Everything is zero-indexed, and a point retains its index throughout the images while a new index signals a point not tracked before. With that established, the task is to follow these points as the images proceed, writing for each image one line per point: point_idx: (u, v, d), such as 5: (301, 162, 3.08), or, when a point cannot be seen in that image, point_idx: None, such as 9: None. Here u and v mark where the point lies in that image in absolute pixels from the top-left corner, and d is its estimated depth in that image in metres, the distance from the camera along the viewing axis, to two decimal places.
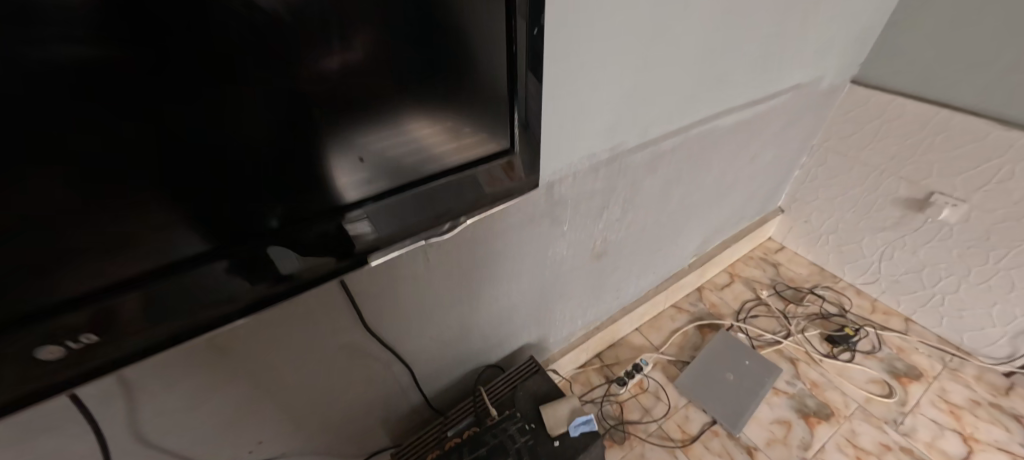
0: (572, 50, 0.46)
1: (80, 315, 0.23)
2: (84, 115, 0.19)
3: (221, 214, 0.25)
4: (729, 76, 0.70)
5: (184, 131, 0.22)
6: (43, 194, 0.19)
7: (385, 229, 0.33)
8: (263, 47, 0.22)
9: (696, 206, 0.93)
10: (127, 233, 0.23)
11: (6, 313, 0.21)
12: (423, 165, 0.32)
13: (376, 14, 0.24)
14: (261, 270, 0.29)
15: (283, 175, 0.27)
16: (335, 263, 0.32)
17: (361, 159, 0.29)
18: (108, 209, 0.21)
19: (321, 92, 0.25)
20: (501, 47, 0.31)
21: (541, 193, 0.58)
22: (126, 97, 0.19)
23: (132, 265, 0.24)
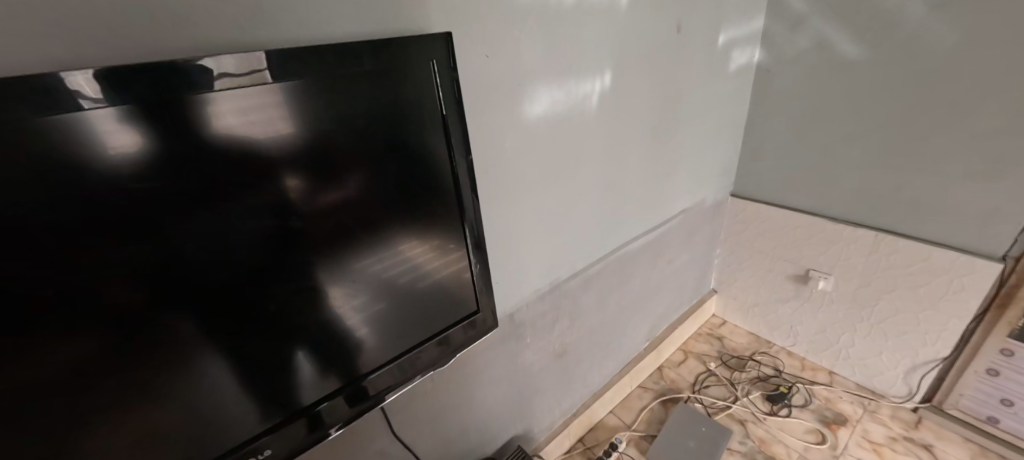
0: (505, 240, 0.79)
1: (248, 376, 0.47)
2: (270, 282, 0.46)
3: (315, 324, 0.51)
4: (624, 222, 1.04)
5: (304, 287, 0.49)
6: (249, 314, 0.45)
7: (394, 378, 0.61)
8: (339, 236, 0.50)
9: (634, 305, 1.21)
10: (277, 331, 0.48)
11: (222, 373, 0.46)
12: (415, 335, 0.63)
13: (386, 207, 0.53)
14: (340, 409, 0.56)
15: (344, 346, 0.55)
16: (365, 402, 0.59)
17: (381, 340, 0.58)
18: (271, 322, 0.47)
19: (361, 250, 0.52)
20: (456, 225, 0.63)
21: (505, 322, 0.87)
22: (284, 272, 0.47)
23: (275, 349, 0.49)
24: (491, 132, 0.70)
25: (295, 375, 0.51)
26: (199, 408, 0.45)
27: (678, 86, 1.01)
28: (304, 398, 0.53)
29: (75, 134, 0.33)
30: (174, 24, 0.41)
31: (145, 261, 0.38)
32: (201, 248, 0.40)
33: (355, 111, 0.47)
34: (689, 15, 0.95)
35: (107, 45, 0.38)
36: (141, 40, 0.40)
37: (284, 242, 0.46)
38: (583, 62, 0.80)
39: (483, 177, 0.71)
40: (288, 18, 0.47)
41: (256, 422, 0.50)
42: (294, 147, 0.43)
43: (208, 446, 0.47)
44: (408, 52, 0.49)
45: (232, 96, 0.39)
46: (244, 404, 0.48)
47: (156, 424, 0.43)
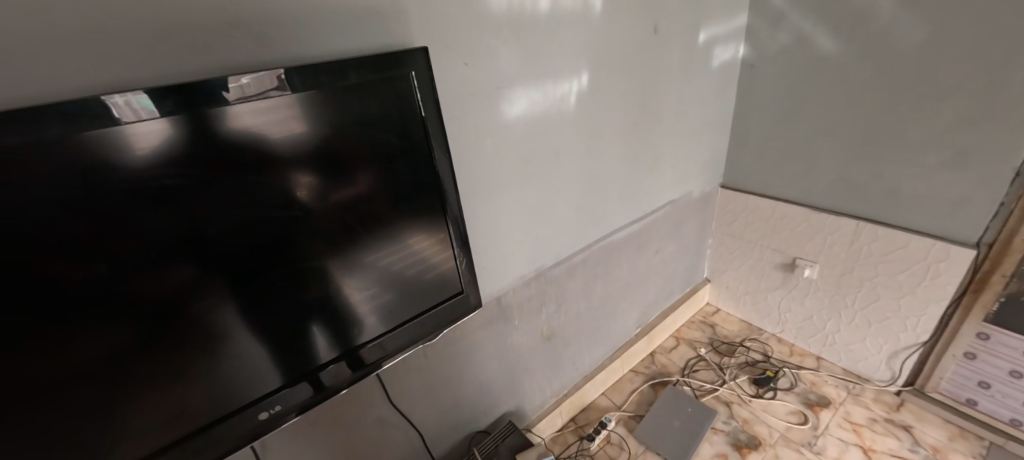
0: (490, 229, 0.88)
1: (262, 343, 0.58)
2: (282, 263, 0.56)
3: (319, 300, 0.61)
4: (608, 213, 1.12)
5: (309, 269, 0.59)
6: (266, 288, 0.56)
7: (390, 349, 0.71)
8: (337, 226, 0.60)
9: (622, 292, 1.28)
10: (288, 304, 0.59)
11: (242, 338, 0.56)
12: (408, 310, 0.73)
13: (379, 201, 0.63)
14: (343, 373, 0.66)
15: (346, 316, 0.65)
16: (366, 367, 0.69)
17: (376, 315, 0.68)
18: (283, 295, 0.58)
19: (358, 238, 0.62)
20: (441, 217, 0.72)
21: (492, 304, 0.95)
22: (292, 255, 0.57)
23: (286, 320, 0.59)
24: (471, 131, 0.78)
25: (303, 342, 0.62)
26: (222, 368, 0.55)
27: (656, 85, 1.07)
28: (314, 362, 0.64)
29: (123, 141, 0.42)
30: (192, 50, 0.50)
31: (175, 244, 0.48)
32: (222, 233, 0.50)
33: (345, 116, 0.56)
34: (665, 17, 1.01)
35: (140, 70, 0.48)
36: (167, 64, 0.49)
37: (291, 229, 0.56)
38: (560, 64, 0.87)
39: (464, 172, 0.80)
40: (286, 41, 0.56)
41: (269, 383, 0.60)
42: (292, 150, 0.53)
43: (237, 399, 0.58)
44: (389, 66, 0.57)
45: (250, 108, 0.49)
46: (264, 366, 0.59)
47: (188, 381, 0.53)
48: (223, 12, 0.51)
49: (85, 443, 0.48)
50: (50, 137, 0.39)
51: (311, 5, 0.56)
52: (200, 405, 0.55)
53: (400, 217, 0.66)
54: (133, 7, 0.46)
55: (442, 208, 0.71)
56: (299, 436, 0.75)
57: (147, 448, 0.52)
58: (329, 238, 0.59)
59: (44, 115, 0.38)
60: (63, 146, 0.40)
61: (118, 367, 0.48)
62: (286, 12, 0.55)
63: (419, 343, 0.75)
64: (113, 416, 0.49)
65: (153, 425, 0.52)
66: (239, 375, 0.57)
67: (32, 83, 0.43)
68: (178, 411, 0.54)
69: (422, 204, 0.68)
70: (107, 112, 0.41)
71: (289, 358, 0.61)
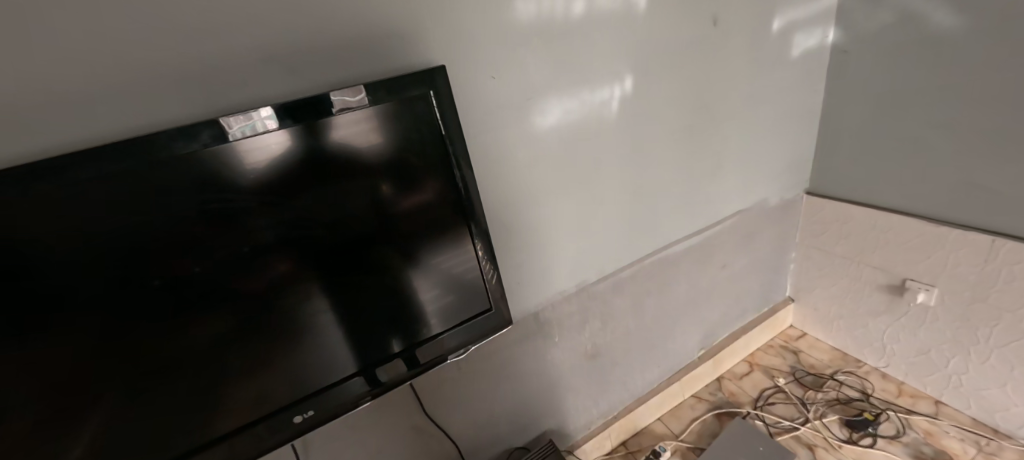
0: (522, 242, 0.85)
1: (312, 348, 0.61)
2: (320, 277, 0.59)
3: (366, 308, 0.64)
4: (660, 223, 1.03)
5: (348, 282, 0.61)
6: (301, 302, 0.59)
7: (457, 341, 0.73)
8: (366, 242, 0.61)
9: (682, 311, 1.16)
10: (324, 316, 0.61)
11: (320, 329, 0.61)
12: (461, 312, 0.73)
13: (421, 211, 0.64)
14: (411, 364, 0.70)
15: (408, 313, 0.68)
16: (430, 360, 0.71)
17: (438, 312, 0.71)
18: (325, 307, 0.61)
19: (392, 251, 0.64)
20: (466, 232, 0.70)
21: (530, 319, 0.93)
22: (325, 270, 0.59)
23: (339, 326, 0.63)
24: (500, 144, 0.77)
25: (376, 336, 0.66)
26: (306, 356, 0.61)
27: (718, 82, 0.96)
28: (375, 357, 0.67)
29: (161, 171, 0.46)
30: (232, 86, 0.55)
31: (215, 261, 0.51)
32: (254, 249, 0.53)
33: (368, 139, 0.57)
34: (727, 6, 0.90)
35: (189, 106, 0.53)
36: (207, 102, 0.54)
37: (319, 249, 0.58)
38: (598, 70, 0.82)
39: (493, 187, 0.78)
40: (316, 70, 0.59)
41: (341, 372, 0.64)
42: (316, 171, 0.55)
43: (319, 380, 0.63)
44: (407, 87, 0.58)
45: (347, 118, 0.55)
46: (344, 352, 0.64)
47: (276, 369, 0.60)
48: (255, 49, 0.55)
49: (185, 427, 0.55)
50: (108, 172, 0.44)
51: (338, 34, 0.59)
52: (285, 390, 0.61)
53: (424, 237, 0.66)
54: (182, 52, 0.51)
55: (467, 225, 0.69)
56: (333, 439, 0.78)
57: (240, 420, 0.58)
58: (364, 252, 0.61)
59: (100, 153, 0.43)
60: (117, 179, 0.45)
61: (201, 363, 0.54)
62: (313, 44, 0.58)
63: (475, 344, 0.76)
64: (212, 401, 0.56)
65: (246, 407, 0.58)
66: (314, 367, 0.62)
67: (96, 123, 0.49)
68: (260, 399, 0.59)
69: (444, 225, 0.67)
70: (148, 149, 0.45)
71: (365, 346, 0.66)
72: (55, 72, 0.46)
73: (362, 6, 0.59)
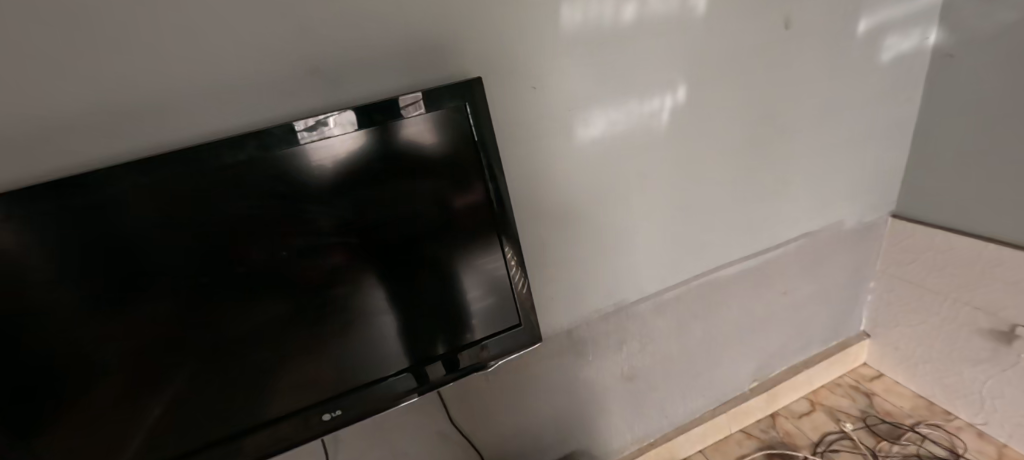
0: (557, 256, 0.82)
1: (354, 346, 0.64)
2: (354, 284, 0.61)
3: (408, 311, 0.66)
4: (712, 242, 0.95)
5: (390, 287, 0.63)
6: (334, 306, 0.61)
7: (497, 349, 0.73)
8: (400, 251, 0.62)
9: (733, 338, 1.07)
10: (359, 320, 0.63)
11: (375, 326, 0.64)
12: (505, 319, 0.73)
13: (460, 220, 0.64)
14: (453, 367, 0.70)
15: (455, 315, 0.69)
16: (472, 364, 0.72)
17: (483, 317, 0.71)
18: (359, 312, 0.62)
19: (425, 260, 0.64)
20: (496, 246, 0.68)
21: (563, 335, 0.90)
22: (361, 276, 0.61)
23: (388, 325, 0.65)
24: (539, 154, 0.74)
25: (423, 337, 0.68)
26: (360, 350, 0.64)
27: (787, 91, 0.87)
28: (421, 356, 0.69)
29: (208, 181, 0.50)
30: (282, 96, 0.57)
31: (255, 263, 0.55)
32: (291, 254, 0.56)
33: (402, 151, 0.57)
34: (802, 8, 0.81)
35: (242, 115, 0.56)
36: (258, 112, 0.57)
37: (353, 256, 0.59)
38: (648, 79, 0.77)
39: (528, 200, 0.76)
40: (360, 80, 0.60)
41: (392, 366, 0.67)
42: (351, 181, 0.56)
43: (373, 372, 0.66)
44: (442, 100, 0.57)
45: (417, 122, 0.57)
46: (396, 347, 0.67)
47: (331, 359, 0.63)
48: (302, 61, 0.56)
49: (241, 412, 0.60)
50: (164, 180, 0.48)
51: (378, 46, 0.60)
52: (338, 378, 0.64)
53: (454, 248, 0.66)
54: (230, 67, 0.53)
55: (497, 239, 0.68)
56: (359, 438, 0.80)
57: (293, 406, 0.62)
58: (400, 260, 0.63)
59: (155, 165, 0.47)
60: (169, 188, 0.48)
61: (240, 354, 0.58)
62: (357, 56, 0.59)
63: (517, 352, 0.75)
64: (263, 389, 0.60)
65: (301, 390, 0.62)
66: (365, 361, 0.65)
67: (165, 131, 0.53)
68: (316, 384, 0.63)
69: (475, 238, 0.66)
70: (192, 160, 0.48)
71: (417, 343, 0.68)
72: (130, 85, 0.50)
73: (402, 18, 0.59)
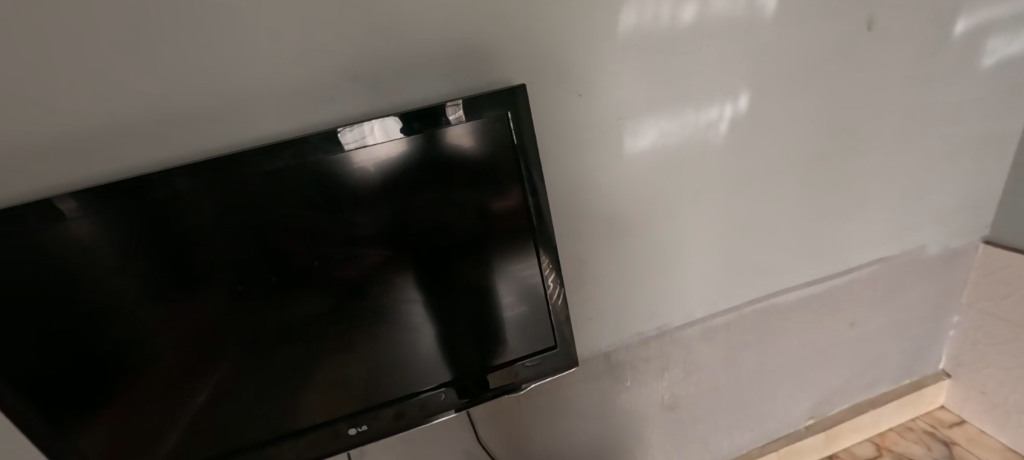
0: (597, 274, 0.77)
1: (390, 358, 0.63)
2: (387, 297, 0.59)
3: (446, 325, 0.64)
4: (771, 265, 0.86)
5: (428, 300, 0.61)
6: (366, 319, 0.59)
7: (531, 373, 0.70)
8: (436, 264, 0.60)
9: (789, 370, 0.97)
10: (391, 332, 0.61)
11: (415, 337, 0.63)
12: (541, 341, 0.70)
13: (499, 235, 0.61)
14: (488, 386, 0.68)
15: (494, 332, 0.67)
16: (506, 385, 0.69)
17: (520, 337, 0.68)
18: (393, 325, 0.61)
19: (462, 275, 0.62)
20: (534, 262, 0.64)
21: (600, 359, 0.84)
22: (393, 290, 0.59)
23: (425, 338, 0.63)
24: (582, 167, 0.70)
25: (462, 353, 0.66)
26: (401, 361, 0.63)
27: (866, 101, 0.77)
28: (462, 371, 0.67)
29: (244, 189, 0.49)
30: (321, 104, 0.55)
31: (290, 272, 0.54)
32: (324, 264, 0.55)
33: (440, 162, 0.54)
34: (888, 8, 0.72)
35: (283, 122, 0.55)
36: (298, 119, 0.55)
37: (388, 268, 0.57)
38: (707, 87, 0.70)
39: (568, 214, 0.72)
40: (399, 88, 0.58)
41: (435, 379, 0.66)
42: (386, 193, 0.54)
43: (417, 383, 0.65)
44: (485, 108, 0.53)
45: (464, 128, 0.54)
46: (438, 360, 0.65)
47: (373, 370, 0.62)
48: (342, 68, 0.54)
49: (275, 416, 0.60)
50: (203, 188, 0.47)
51: (417, 53, 0.57)
52: (379, 388, 0.64)
53: (489, 264, 0.62)
54: (270, 75, 0.52)
55: (534, 256, 0.64)
56: (384, 453, 0.78)
57: (327, 415, 0.62)
58: (437, 273, 0.60)
59: (194, 173, 0.46)
60: (207, 195, 0.48)
61: (278, 358, 0.58)
62: (398, 62, 0.56)
63: (552, 375, 0.72)
64: (297, 396, 0.60)
65: (340, 397, 0.62)
66: (404, 373, 0.64)
67: (212, 136, 0.53)
68: (361, 394, 0.63)
69: (511, 255, 0.63)
70: (228, 170, 0.47)
71: (458, 359, 0.66)
72: (179, 92, 0.50)
73: (443, 22, 0.56)
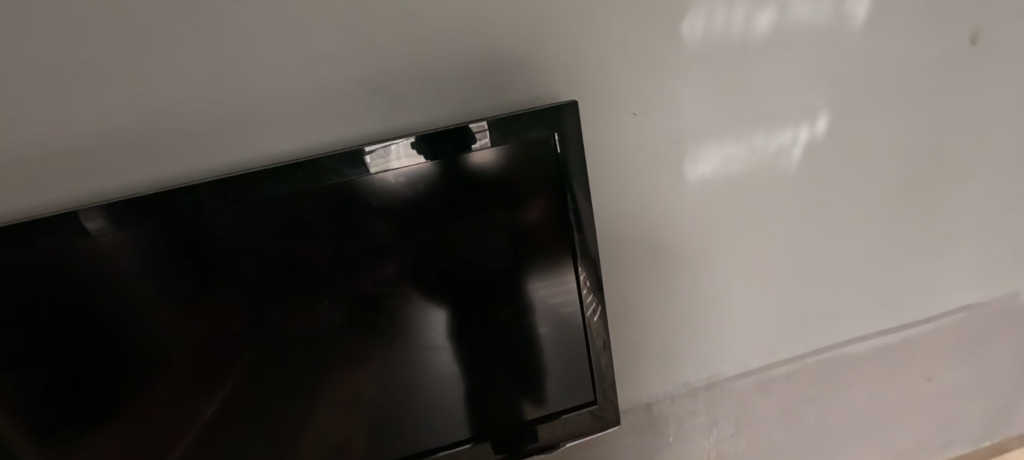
0: (644, 316, 0.69)
1: (401, 404, 0.55)
2: (405, 339, 0.51)
3: (472, 373, 0.56)
4: (839, 312, 0.76)
5: (452, 345, 0.54)
6: (380, 362, 0.52)
7: (570, 433, 0.62)
8: (464, 305, 0.52)
9: (855, 429, 0.85)
10: (404, 376, 0.54)
11: (433, 385, 0.55)
12: (579, 397, 0.61)
13: (540, 274, 0.53)
14: (517, 442, 0.60)
15: (528, 383, 0.58)
16: (536, 442, 0.61)
17: (556, 389, 0.60)
18: (406, 370, 0.53)
19: (496, 318, 0.54)
20: (577, 307, 0.56)
21: (641, 410, 0.74)
22: (412, 332, 0.51)
23: (446, 386, 0.56)
24: (633, 197, 0.61)
25: (489, 404, 0.58)
26: (423, 411, 0.56)
27: (961, 127, 0.67)
28: (490, 424, 0.59)
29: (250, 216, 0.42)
30: (342, 120, 0.49)
31: (297, 309, 0.47)
32: (335, 303, 0.47)
33: (470, 190, 0.46)
34: (998, 18, 0.61)
35: (301, 138, 0.49)
36: (316, 135, 0.49)
37: (405, 308, 0.50)
38: (780, 104, 0.60)
39: (612, 247, 0.63)
40: (427, 103, 0.50)
41: (456, 433, 0.58)
42: (409, 226, 0.46)
43: (441, 436, 0.58)
44: (523, 128, 0.45)
45: (492, 151, 0.45)
46: (455, 408, 0.57)
47: (392, 419, 0.55)
48: (363, 80, 0.47)
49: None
50: (208, 213, 0.41)
51: (452, 63, 0.49)
52: (400, 440, 0.57)
53: (525, 309, 0.54)
54: (281, 85, 0.46)
55: (577, 301, 0.55)
56: None
57: None
58: (465, 315, 0.52)
59: (196, 196, 0.40)
60: (213, 219, 0.41)
61: (285, 400, 0.51)
62: (426, 73, 0.49)
63: (586, 436, 0.63)
64: (297, 438, 0.53)
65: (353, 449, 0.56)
66: (426, 424, 0.57)
67: (229, 149, 0.47)
68: (379, 444, 0.56)
69: (549, 299, 0.54)
70: (228, 196, 0.40)
71: (482, 412, 0.58)
72: (190, 100, 0.44)
73: (483, 28, 0.48)
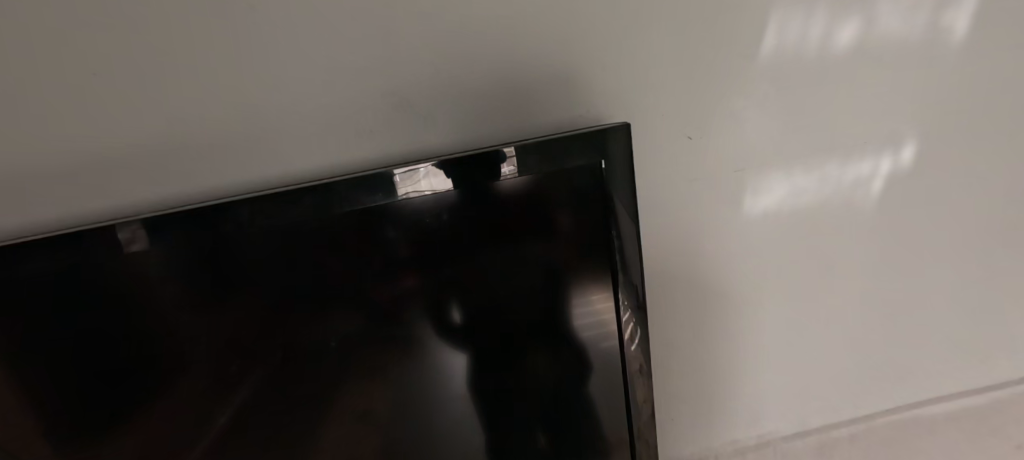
0: (697, 367, 0.62)
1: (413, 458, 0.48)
2: (427, 384, 0.46)
3: (498, 426, 0.49)
4: (919, 369, 0.68)
5: (479, 392, 0.47)
6: (399, 410, 0.46)
7: None
8: (493, 349, 0.46)
9: None
10: (418, 426, 0.47)
11: (456, 438, 0.49)
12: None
13: (578, 318, 0.46)
14: None
15: (558, 441, 0.51)
16: None
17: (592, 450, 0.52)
18: (427, 420, 0.47)
19: (526, 366, 0.47)
20: (619, 357, 0.48)
21: None
22: (435, 376, 0.45)
23: (467, 439, 0.49)
24: (687, 234, 0.54)
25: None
26: None
27: None
28: None
29: (258, 242, 0.37)
30: (360, 137, 0.45)
31: (301, 349, 0.41)
32: (342, 343, 0.42)
33: (500, 221, 0.40)
34: None
35: (320, 156, 0.45)
36: (332, 152, 0.45)
37: (428, 351, 0.44)
38: (859, 132, 0.52)
39: (654, 283, 0.56)
40: (455, 121, 0.45)
41: None
42: (432, 260, 0.40)
43: None
44: (563, 153, 0.38)
45: (520, 182, 0.39)
46: None
47: None
48: (385, 95, 0.43)
49: None
50: (232, 237, 0.36)
51: (482, 79, 0.44)
52: None
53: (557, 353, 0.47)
54: (302, 97, 0.42)
55: (619, 351, 0.48)
56: None
57: None
58: (495, 360, 0.46)
59: (214, 218, 0.36)
60: (238, 244, 0.37)
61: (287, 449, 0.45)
62: (454, 89, 0.44)
63: None
64: None
65: None
66: None
67: (251, 165, 0.44)
68: None
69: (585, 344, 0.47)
70: (235, 220, 0.36)
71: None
72: (208, 111, 0.41)
73: (517, 40, 0.43)
